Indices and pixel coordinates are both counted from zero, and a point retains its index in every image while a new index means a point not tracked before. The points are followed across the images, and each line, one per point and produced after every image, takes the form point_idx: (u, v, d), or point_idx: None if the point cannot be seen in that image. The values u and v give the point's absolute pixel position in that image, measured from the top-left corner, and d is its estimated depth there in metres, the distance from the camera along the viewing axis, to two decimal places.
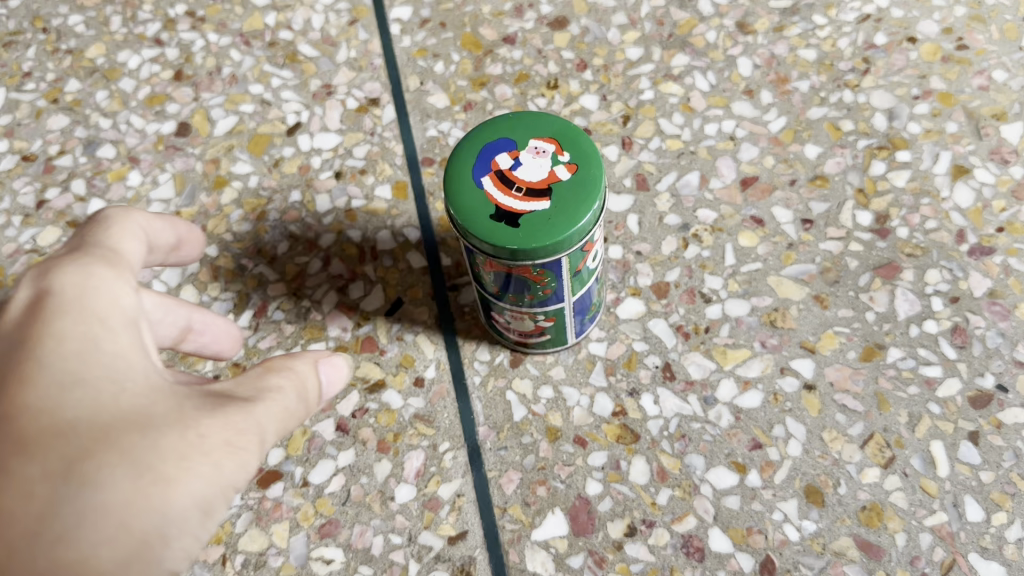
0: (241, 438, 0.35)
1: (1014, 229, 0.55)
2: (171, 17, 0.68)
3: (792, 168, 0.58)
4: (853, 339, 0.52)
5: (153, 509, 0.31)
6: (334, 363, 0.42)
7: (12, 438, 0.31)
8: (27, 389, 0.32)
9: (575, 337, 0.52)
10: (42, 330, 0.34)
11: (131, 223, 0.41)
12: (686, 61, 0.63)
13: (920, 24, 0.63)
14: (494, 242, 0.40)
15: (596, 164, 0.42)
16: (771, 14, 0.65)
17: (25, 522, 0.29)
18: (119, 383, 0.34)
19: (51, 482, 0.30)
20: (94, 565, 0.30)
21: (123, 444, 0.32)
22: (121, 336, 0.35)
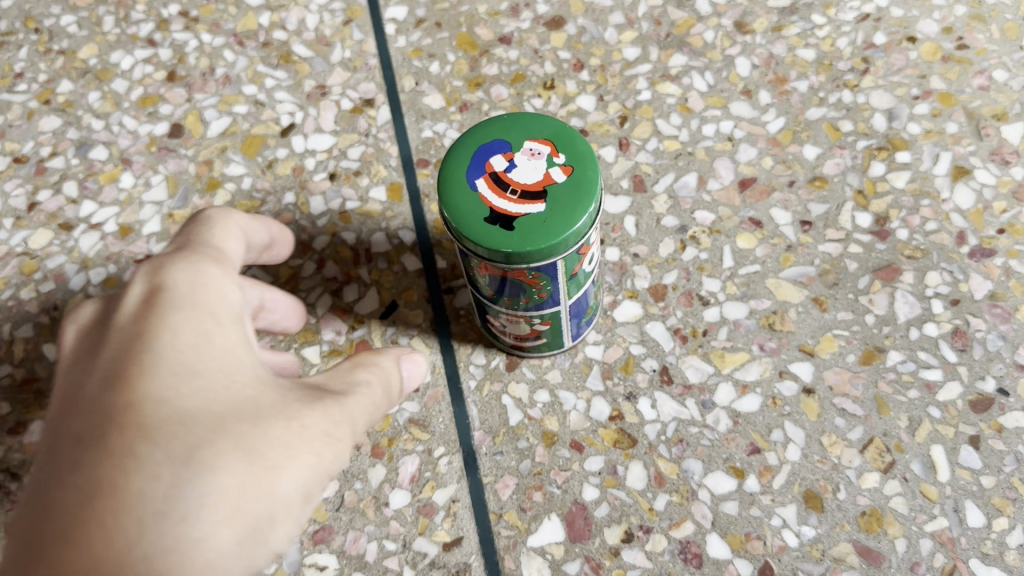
0: (337, 429, 0.36)
1: (1015, 230, 0.54)
2: (165, 17, 0.67)
3: (791, 169, 0.57)
4: (852, 342, 0.51)
5: (264, 496, 0.32)
6: (414, 361, 0.44)
7: (136, 423, 0.31)
8: (148, 379, 0.32)
9: (571, 340, 0.52)
10: (158, 321, 0.34)
11: (230, 224, 0.42)
12: (683, 61, 0.62)
13: (920, 23, 0.63)
14: (490, 245, 0.39)
15: (594, 166, 0.42)
16: (770, 13, 0.64)
17: (152, 502, 0.29)
18: (232, 375, 0.34)
19: (175, 466, 0.30)
20: (212, 546, 0.30)
21: (238, 433, 0.33)
22: (230, 330, 0.36)
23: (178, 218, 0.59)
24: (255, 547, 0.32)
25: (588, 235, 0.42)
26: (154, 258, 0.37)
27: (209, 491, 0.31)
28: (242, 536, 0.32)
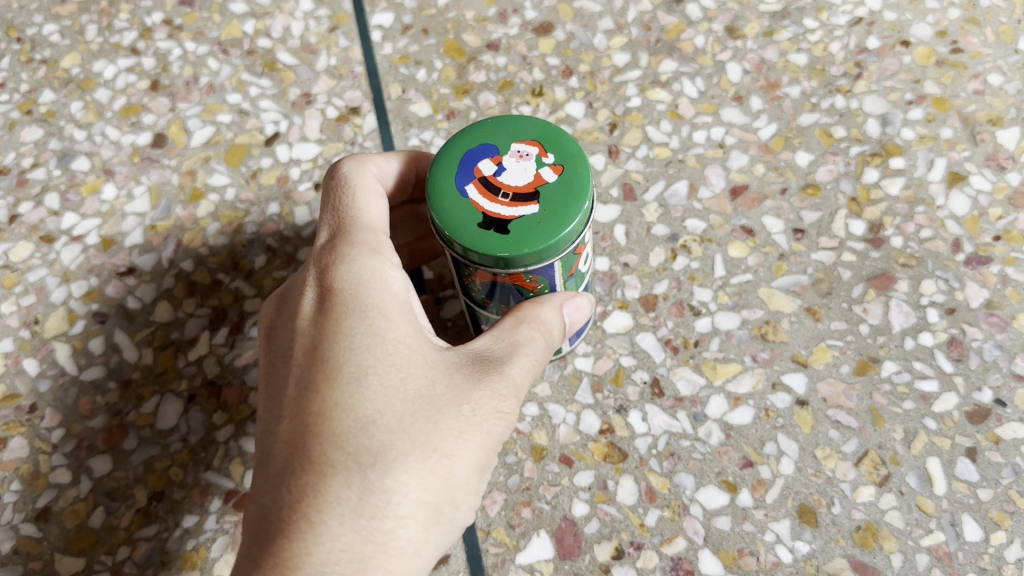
0: (504, 407, 0.40)
1: (1011, 237, 0.53)
2: (148, 26, 0.67)
3: (783, 176, 0.56)
4: (846, 352, 0.51)
5: (442, 483, 0.37)
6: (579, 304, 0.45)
7: (329, 432, 0.37)
8: (336, 388, 0.38)
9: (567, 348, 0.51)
10: (335, 331, 0.39)
11: (378, 198, 0.46)
12: (674, 67, 0.61)
13: (914, 27, 0.62)
14: (488, 253, 0.38)
15: (583, 161, 0.41)
16: (761, 18, 0.63)
17: (348, 502, 0.35)
18: (408, 365, 0.39)
19: (363, 470, 0.36)
20: (404, 533, 0.36)
21: (414, 432, 0.37)
22: (399, 325, 0.40)
23: (161, 229, 0.58)
24: (440, 519, 0.38)
25: (583, 234, 0.41)
26: (326, 260, 0.42)
27: (394, 488, 0.36)
28: (428, 519, 0.37)
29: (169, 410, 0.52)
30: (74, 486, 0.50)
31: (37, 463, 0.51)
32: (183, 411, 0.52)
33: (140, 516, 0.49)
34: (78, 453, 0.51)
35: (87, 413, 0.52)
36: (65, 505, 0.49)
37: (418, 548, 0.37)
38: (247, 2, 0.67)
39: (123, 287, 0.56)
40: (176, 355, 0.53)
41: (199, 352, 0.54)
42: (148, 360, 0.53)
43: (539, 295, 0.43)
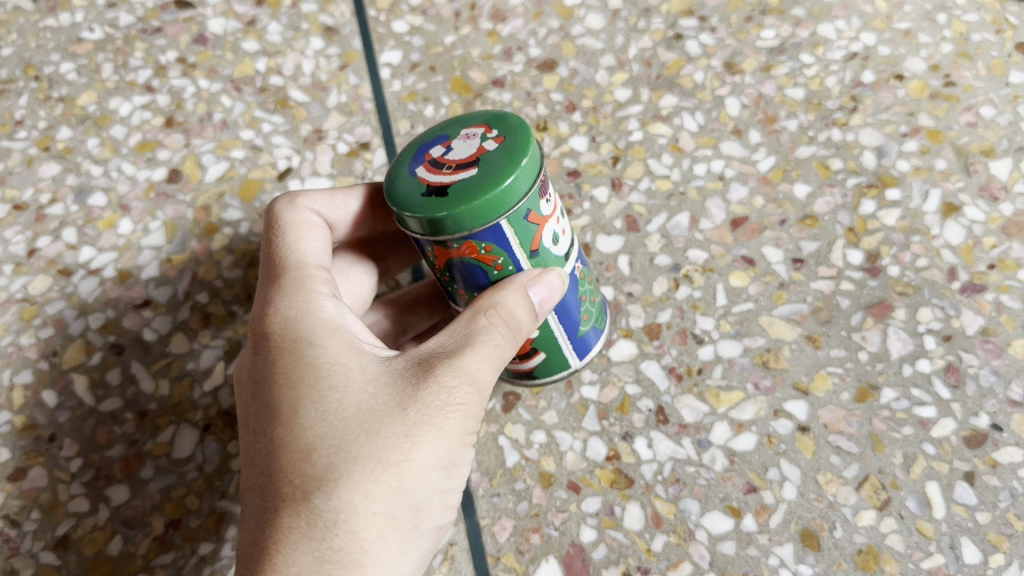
0: (455, 401, 0.41)
1: (1005, 265, 0.54)
2: (162, 64, 0.69)
3: (782, 207, 0.58)
4: (846, 379, 0.52)
5: (393, 489, 0.38)
6: (549, 281, 0.44)
7: (276, 468, 0.38)
8: (280, 424, 0.40)
9: (576, 362, 0.52)
10: (277, 374, 0.41)
11: (310, 241, 0.50)
12: (674, 102, 0.63)
13: (907, 61, 0.64)
14: (428, 219, 0.39)
15: (526, 127, 0.42)
16: (759, 54, 0.65)
17: (298, 527, 0.37)
18: (347, 385, 0.41)
19: (308, 495, 0.37)
20: (362, 544, 0.37)
21: (355, 448, 0.38)
22: (337, 356, 0.42)
23: (176, 262, 0.59)
24: (402, 522, 0.39)
25: (530, 196, 0.40)
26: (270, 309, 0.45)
27: (339, 505, 0.37)
28: (386, 526, 0.38)
29: (185, 439, 0.53)
30: (93, 515, 0.51)
31: (56, 493, 0.52)
32: (198, 441, 0.53)
33: (157, 544, 0.50)
34: (96, 482, 0.52)
35: (104, 444, 0.53)
36: (84, 533, 0.50)
37: (382, 556, 0.38)
38: (259, 41, 0.69)
39: (140, 319, 0.57)
40: (191, 385, 0.55)
41: (214, 382, 0.55)
42: (165, 391, 0.55)
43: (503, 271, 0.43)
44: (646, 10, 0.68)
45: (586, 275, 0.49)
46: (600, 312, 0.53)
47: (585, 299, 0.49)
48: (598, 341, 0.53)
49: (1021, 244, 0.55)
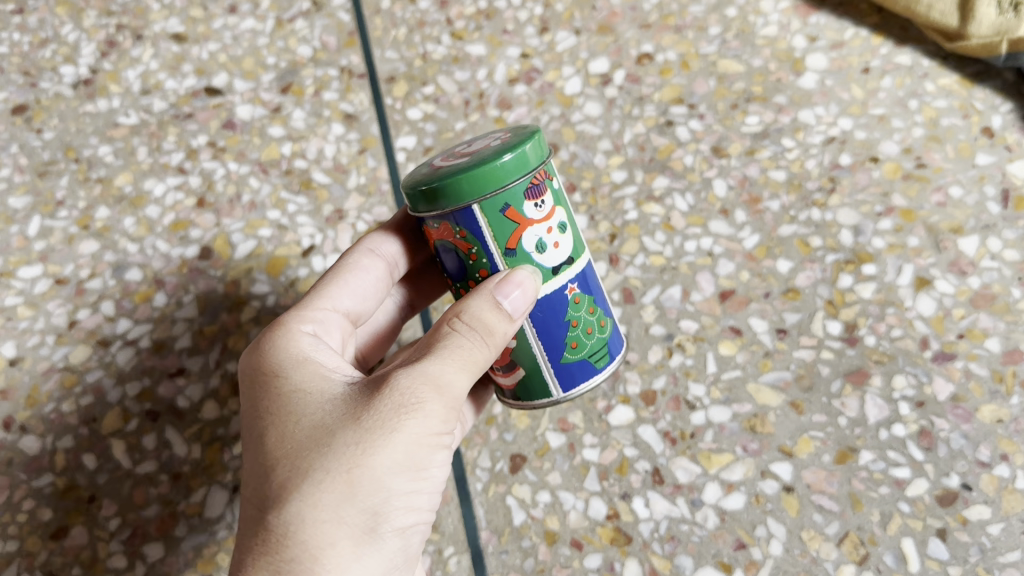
0: (407, 404, 0.44)
1: (973, 335, 0.59)
2: (194, 147, 0.75)
3: (767, 281, 0.63)
4: (827, 443, 0.56)
5: (344, 494, 0.43)
6: (518, 280, 0.47)
7: (253, 489, 0.45)
8: (258, 451, 0.46)
9: (560, 392, 0.53)
10: (258, 407, 0.48)
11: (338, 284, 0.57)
12: (666, 183, 0.69)
13: (882, 145, 0.69)
14: (420, 190, 0.47)
15: (540, 135, 0.48)
16: (743, 139, 0.70)
17: (263, 540, 0.43)
18: (309, 409, 0.47)
19: (272, 510, 0.43)
20: (317, 547, 0.42)
21: (308, 462, 0.44)
22: (306, 386, 0.48)
23: (208, 333, 0.65)
24: (355, 526, 0.43)
25: (510, 187, 0.46)
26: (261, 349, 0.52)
27: (292, 515, 0.43)
28: (342, 529, 0.43)
29: (217, 499, 0.60)
30: (130, 570, 0.58)
31: (96, 550, 0.59)
32: (228, 501, 0.60)
33: None
34: (133, 540, 0.59)
35: (140, 503, 0.60)
36: None
37: (338, 558, 0.42)
38: (285, 126, 0.75)
39: (174, 387, 0.63)
40: (222, 449, 0.61)
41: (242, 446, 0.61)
42: (197, 454, 0.61)
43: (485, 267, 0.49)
44: (639, 97, 0.74)
45: (582, 303, 0.51)
46: (605, 355, 0.54)
47: (572, 325, 0.51)
48: (589, 380, 0.53)
49: (987, 315, 0.60)
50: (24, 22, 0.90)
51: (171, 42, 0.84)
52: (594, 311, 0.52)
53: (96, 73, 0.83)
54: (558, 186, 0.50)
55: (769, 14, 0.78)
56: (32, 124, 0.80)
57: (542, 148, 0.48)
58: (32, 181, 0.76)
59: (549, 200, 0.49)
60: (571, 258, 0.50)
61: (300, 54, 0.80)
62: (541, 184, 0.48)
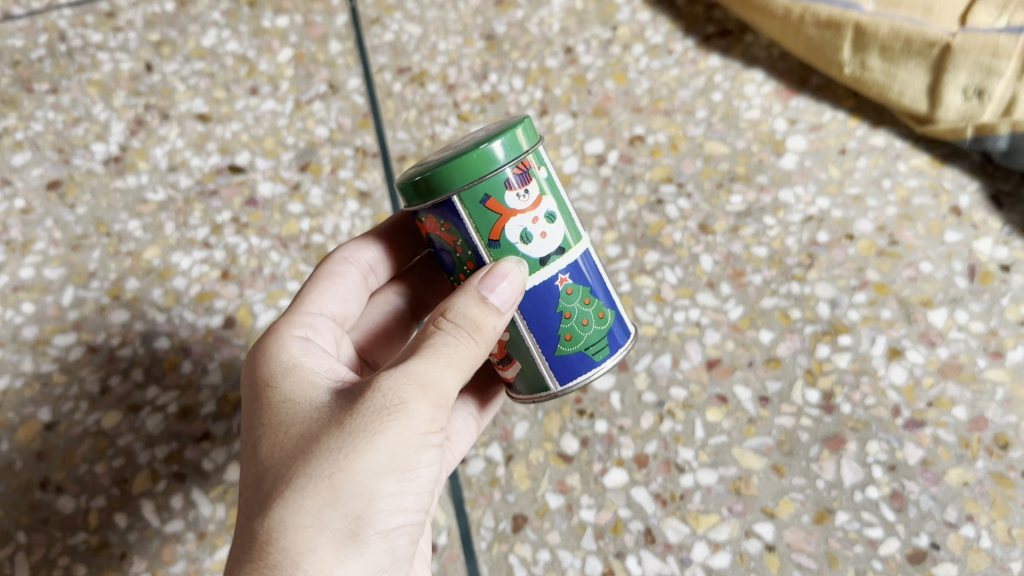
0: (389, 409, 0.48)
1: (941, 403, 0.64)
2: (218, 223, 0.80)
3: (750, 351, 0.68)
4: (806, 503, 0.61)
5: (327, 498, 0.46)
6: (505, 273, 0.52)
7: (246, 496, 0.49)
8: (252, 458, 0.50)
9: (557, 385, 0.58)
10: (253, 416, 0.53)
11: (323, 289, 0.65)
12: (656, 258, 0.75)
13: (858, 223, 0.74)
14: (410, 182, 0.52)
15: (520, 129, 0.53)
16: (728, 216, 0.76)
17: (251, 543, 0.46)
18: (296, 417, 0.50)
19: (260, 514, 0.47)
20: (301, 549, 0.45)
21: (295, 467, 0.47)
22: (297, 393, 0.52)
23: (232, 399, 0.70)
24: (337, 528, 0.46)
25: (487, 179, 0.51)
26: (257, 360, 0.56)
27: (278, 518, 0.46)
28: (324, 533, 0.46)
29: None
30: None
31: None
32: None
33: None
34: None
35: (168, 559, 0.64)
36: None
37: (322, 559, 0.45)
38: (303, 203, 0.81)
39: (199, 450, 0.68)
40: None
41: None
42: (221, 514, 0.66)
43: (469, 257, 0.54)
44: (632, 177, 0.80)
45: (574, 295, 0.55)
46: (604, 348, 0.58)
47: (565, 317, 0.55)
48: (587, 371, 0.57)
49: (954, 384, 0.65)
50: (58, 101, 0.96)
51: (196, 121, 0.90)
52: (590, 303, 0.56)
53: (125, 150, 0.89)
54: (542, 176, 0.54)
55: (752, 99, 0.84)
56: (65, 199, 0.86)
57: (522, 139, 0.53)
58: (66, 253, 0.81)
59: (531, 190, 0.53)
60: (561, 249, 0.54)
61: (317, 134, 0.86)
62: (519, 176, 0.52)
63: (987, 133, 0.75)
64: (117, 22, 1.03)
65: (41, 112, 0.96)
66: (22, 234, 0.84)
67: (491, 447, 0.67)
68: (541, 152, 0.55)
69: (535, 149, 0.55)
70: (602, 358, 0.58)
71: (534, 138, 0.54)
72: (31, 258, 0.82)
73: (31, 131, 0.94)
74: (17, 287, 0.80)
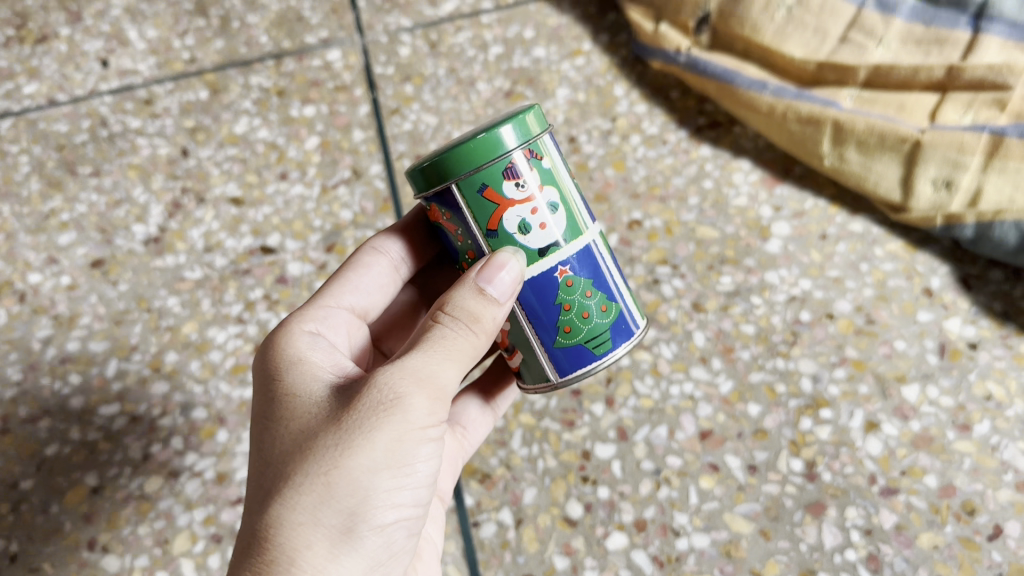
0: (384, 410, 0.54)
1: (914, 472, 0.71)
2: (251, 299, 0.89)
3: (739, 423, 0.75)
4: (790, 565, 0.68)
5: (325, 494, 0.53)
6: (501, 262, 0.58)
7: (254, 488, 0.56)
8: (262, 452, 0.57)
9: (558, 376, 0.64)
10: (265, 413, 0.60)
11: (347, 284, 0.74)
12: (653, 333, 0.81)
13: (837, 303, 0.81)
14: (417, 169, 0.60)
15: (522, 118, 0.59)
16: (718, 295, 0.83)
17: (255, 534, 0.53)
18: (300, 416, 0.57)
19: (264, 508, 0.54)
20: (300, 541, 0.52)
21: (297, 465, 0.54)
22: (303, 391, 0.59)
23: None
24: (331, 523, 0.53)
25: (485, 169, 0.58)
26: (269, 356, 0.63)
27: (280, 512, 0.53)
28: (321, 526, 0.53)
29: None
30: None
31: None
32: None
33: None
34: None
35: None
36: None
37: (319, 548, 0.52)
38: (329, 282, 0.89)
39: (235, 513, 0.76)
40: None
41: None
42: None
43: (467, 238, 0.61)
44: (630, 258, 0.87)
45: (574, 288, 0.62)
46: (603, 342, 0.64)
47: (564, 309, 0.62)
48: (586, 362, 0.63)
49: (926, 454, 0.72)
50: (101, 183, 1.04)
51: (229, 204, 0.98)
52: (591, 299, 0.63)
53: (164, 231, 0.96)
54: (544, 164, 0.60)
55: (740, 186, 0.92)
56: (108, 276, 0.93)
57: (520, 130, 0.58)
58: (109, 327, 0.89)
59: (530, 180, 0.59)
60: (557, 240, 0.61)
61: (342, 218, 0.95)
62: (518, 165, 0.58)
63: (955, 221, 0.83)
64: (155, 109, 1.12)
65: (84, 193, 1.04)
66: (68, 309, 0.91)
67: (503, 510, 0.73)
68: (543, 143, 0.61)
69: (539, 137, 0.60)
70: (604, 351, 0.64)
71: (535, 129, 0.60)
72: (77, 332, 0.89)
73: (76, 212, 1.02)
74: (65, 359, 0.87)
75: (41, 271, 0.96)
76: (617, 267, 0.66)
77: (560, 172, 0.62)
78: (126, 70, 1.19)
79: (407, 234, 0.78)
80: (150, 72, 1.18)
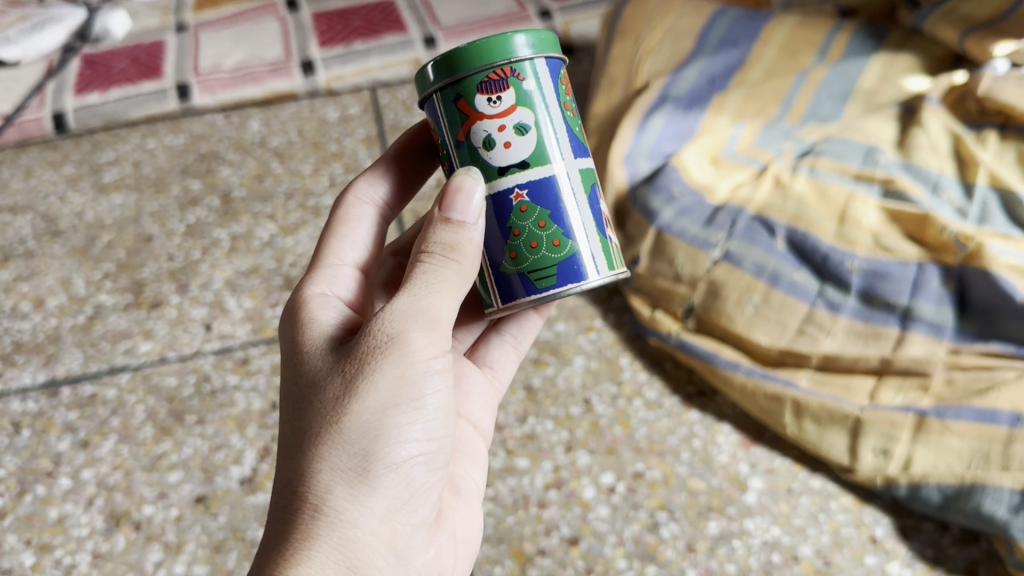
0: (379, 359, 0.76)
1: None
2: None
3: None
4: None
5: (339, 442, 0.75)
6: (462, 187, 0.83)
7: (285, 443, 0.78)
8: (288, 410, 0.80)
9: (501, 301, 0.91)
10: (288, 374, 0.82)
11: (350, 232, 1.03)
12: (654, 570, 1.03)
13: (800, 547, 1.04)
14: (422, 72, 0.88)
15: (517, 34, 0.85)
16: (707, 538, 1.06)
17: (287, 482, 0.76)
18: (313, 372, 0.79)
19: (292, 461, 0.76)
20: (324, 482, 0.74)
21: (313, 419, 0.76)
22: (315, 350, 0.81)
23: None
24: (348, 463, 0.75)
25: (462, 82, 0.84)
26: (290, 328, 0.86)
27: (306, 463, 0.75)
28: (337, 466, 0.75)
29: None
30: None
31: None
32: None
33: None
34: None
35: None
36: None
37: (340, 480, 0.75)
38: None
39: None
40: None
41: None
42: None
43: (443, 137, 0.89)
44: (634, 503, 1.09)
45: (525, 215, 0.88)
46: (543, 279, 0.89)
47: (514, 233, 0.88)
48: (526, 287, 0.89)
49: None
50: (204, 430, 1.29)
51: None
52: (539, 232, 0.88)
53: (256, 472, 1.23)
54: (520, 84, 0.85)
55: (722, 445, 1.16)
56: (210, 510, 1.18)
57: (503, 54, 0.84)
58: (210, 553, 1.14)
59: (504, 98, 0.85)
60: (515, 165, 0.87)
61: None
62: (495, 83, 0.84)
63: (893, 482, 1.05)
64: (250, 367, 1.39)
65: (191, 438, 1.29)
66: (175, 537, 1.16)
67: None
68: (529, 69, 0.86)
69: (531, 61, 0.86)
70: (544, 285, 0.89)
71: (521, 55, 0.85)
72: (183, 556, 1.14)
73: (183, 454, 1.27)
74: None
75: (154, 504, 1.20)
76: (577, 216, 0.90)
77: (538, 95, 0.87)
78: (226, 333, 1.47)
79: (388, 168, 1.09)
80: (246, 335, 1.46)
